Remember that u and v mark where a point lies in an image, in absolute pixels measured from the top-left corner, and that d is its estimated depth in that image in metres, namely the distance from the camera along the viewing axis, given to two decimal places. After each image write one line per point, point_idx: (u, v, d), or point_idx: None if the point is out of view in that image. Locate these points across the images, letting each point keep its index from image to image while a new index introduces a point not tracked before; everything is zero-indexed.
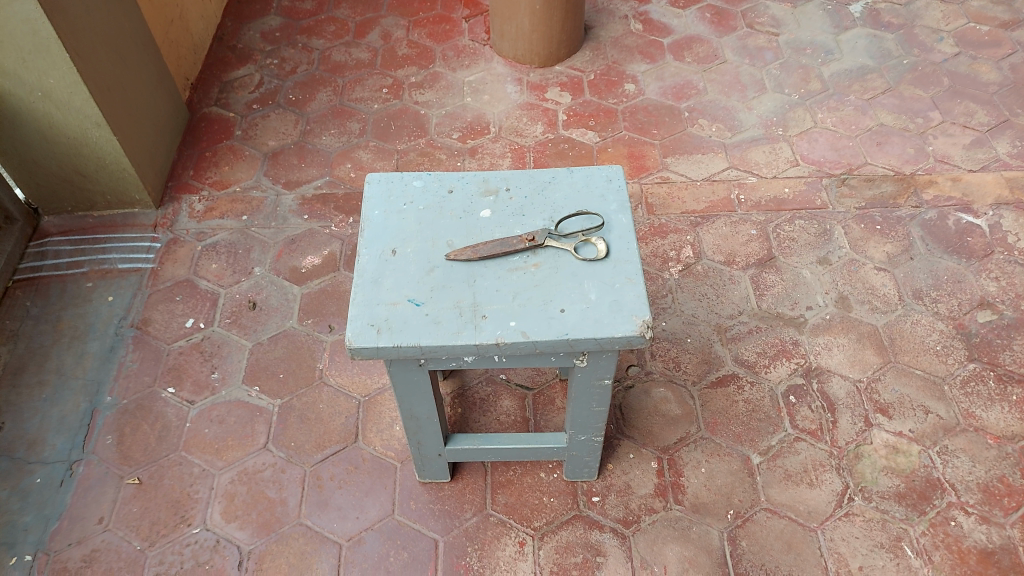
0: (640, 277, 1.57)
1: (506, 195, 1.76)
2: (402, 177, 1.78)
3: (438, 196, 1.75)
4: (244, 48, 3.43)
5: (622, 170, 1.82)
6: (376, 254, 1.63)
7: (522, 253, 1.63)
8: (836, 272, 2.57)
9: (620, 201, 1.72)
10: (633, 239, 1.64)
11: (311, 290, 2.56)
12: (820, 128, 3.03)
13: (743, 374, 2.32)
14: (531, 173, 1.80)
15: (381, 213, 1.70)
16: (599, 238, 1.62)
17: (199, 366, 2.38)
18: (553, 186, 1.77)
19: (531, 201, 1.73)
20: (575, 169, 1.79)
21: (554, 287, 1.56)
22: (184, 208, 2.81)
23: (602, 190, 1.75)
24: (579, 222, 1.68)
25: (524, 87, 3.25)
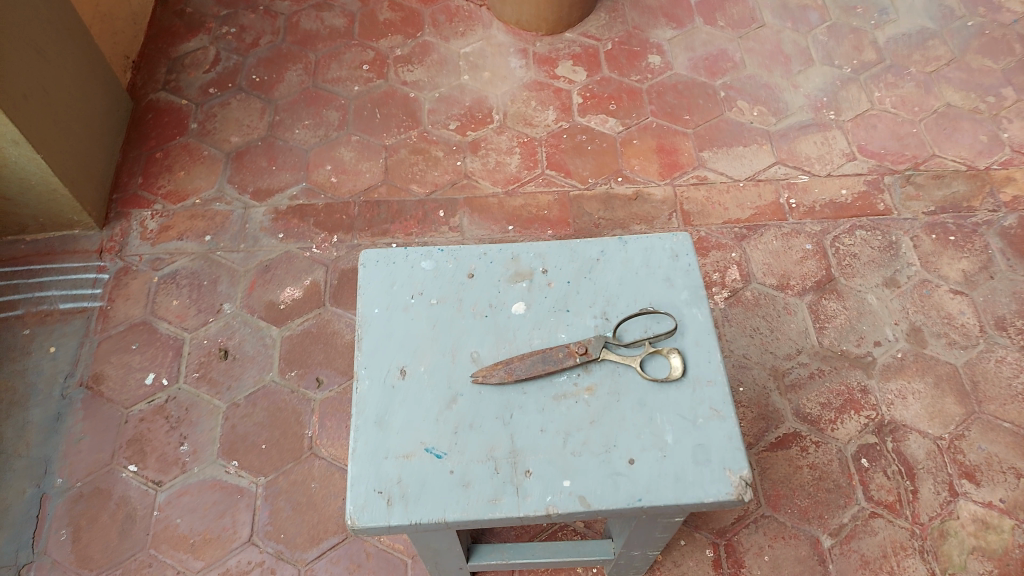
0: (728, 408, 1.21)
1: (542, 277, 1.35)
2: (405, 255, 1.37)
3: (454, 282, 1.34)
4: (193, 14, 2.88)
5: (690, 237, 1.42)
6: (379, 376, 1.23)
7: (571, 371, 1.24)
8: (905, 296, 2.22)
9: (691, 286, 1.34)
10: (715, 347, 1.27)
11: (294, 332, 2.15)
12: (877, 110, 2.63)
13: (807, 432, 1.99)
14: (572, 244, 1.40)
15: (382, 312, 1.30)
16: (672, 351, 1.25)
17: (164, 436, 1.98)
18: (603, 264, 1.37)
19: (576, 288, 1.34)
20: (628, 239, 1.40)
21: (617, 425, 1.19)
22: (134, 227, 2.36)
23: (666, 269, 1.36)
24: (642, 321, 1.30)
25: (530, 61, 2.77)
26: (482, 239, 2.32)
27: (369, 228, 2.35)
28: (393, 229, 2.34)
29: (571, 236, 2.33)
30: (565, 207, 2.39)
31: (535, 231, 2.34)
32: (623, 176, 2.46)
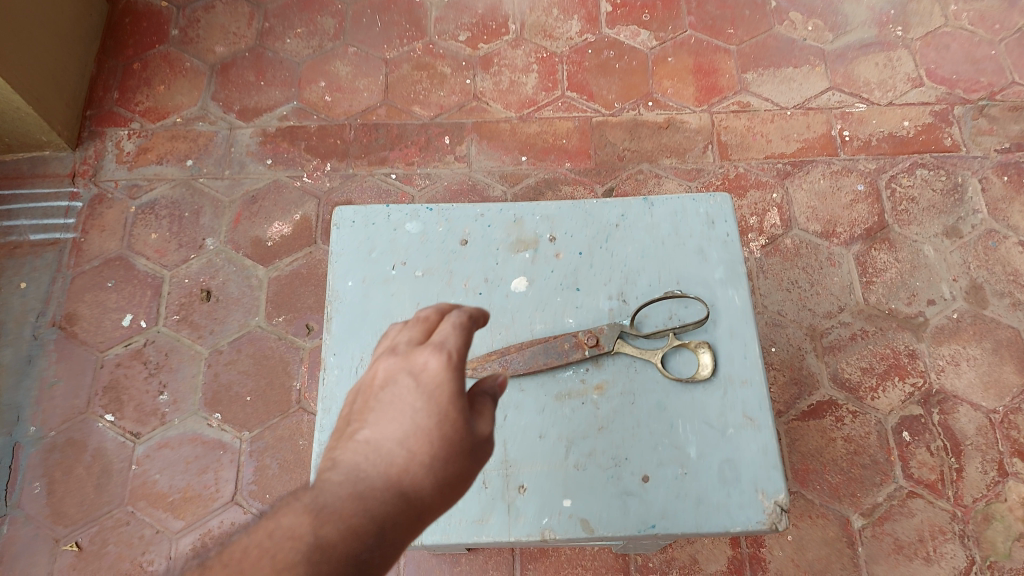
0: (765, 415, 1.03)
1: (548, 245, 1.18)
2: (387, 215, 1.21)
3: (444, 251, 1.17)
4: None
5: (730, 199, 1.21)
6: (350, 365, 1.08)
7: (578, 365, 1.07)
8: (967, 249, 1.97)
9: (727, 262, 1.15)
10: (753, 339, 1.08)
11: (282, 273, 1.97)
12: (952, 27, 2.28)
13: (844, 401, 1.79)
14: (587, 206, 1.21)
15: (357, 285, 1.14)
16: (702, 345, 1.07)
17: (142, 383, 1.86)
18: (622, 232, 1.18)
19: (588, 261, 1.16)
20: (655, 201, 1.20)
21: (629, 434, 1.03)
22: (110, 148, 2.15)
23: (699, 238, 1.17)
24: (666, 304, 1.12)
25: None
26: (491, 171, 2.09)
27: (366, 155, 2.12)
28: (392, 157, 2.12)
29: (591, 170, 2.09)
30: (585, 135, 2.14)
31: (550, 163, 2.10)
32: (653, 100, 2.18)
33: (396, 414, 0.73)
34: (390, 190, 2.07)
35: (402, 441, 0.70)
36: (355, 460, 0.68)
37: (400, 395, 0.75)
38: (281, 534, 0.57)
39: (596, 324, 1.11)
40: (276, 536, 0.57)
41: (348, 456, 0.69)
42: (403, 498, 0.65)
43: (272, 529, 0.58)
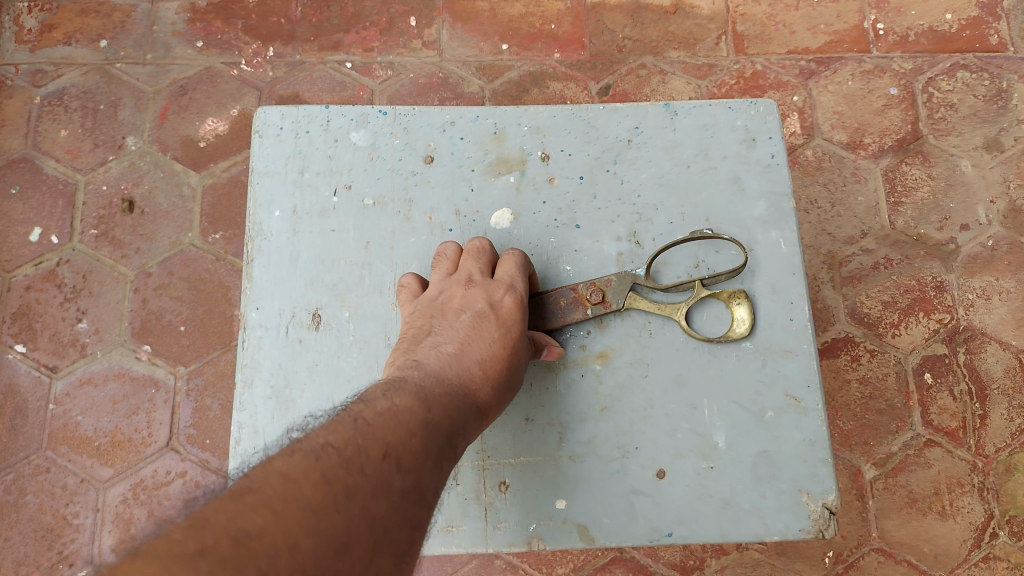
0: (812, 396, 0.86)
1: (537, 168, 0.97)
2: (324, 123, 0.98)
3: (399, 174, 0.96)
4: None
5: (776, 108, 1.00)
6: (277, 323, 0.90)
7: (579, 329, 0.89)
8: (1010, 165, 1.72)
9: (770, 194, 0.94)
10: (799, 298, 0.89)
11: (219, 181, 1.68)
12: None
13: (862, 338, 1.59)
14: (590, 116, 0.99)
15: (285, 217, 0.94)
16: (738, 297, 0.88)
17: (58, 310, 1.59)
18: (635, 151, 0.98)
19: (591, 190, 0.96)
20: (678, 111, 0.99)
21: (639, 420, 0.86)
22: (7, 25, 1.78)
23: (733, 163, 0.96)
24: (690, 248, 0.92)
25: None
26: (466, 62, 1.77)
27: (315, 38, 1.78)
28: (348, 41, 1.78)
29: (584, 63, 1.78)
30: (579, 19, 1.81)
31: (536, 53, 1.78)
32: None
33: (474, 340, 0.82)
34: (346, 82, 1.75)
35: (479, 364, 0.81)
36: (439, 369, 0.79)
37: (478, 323, 0.83)
38: (402, 412, 0.70)
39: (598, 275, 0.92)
40: (397, 413, 0.70)
41: (431, 364, 0.80)
42: (476, 409, 0.78)
43: (394, 407, 0.71)
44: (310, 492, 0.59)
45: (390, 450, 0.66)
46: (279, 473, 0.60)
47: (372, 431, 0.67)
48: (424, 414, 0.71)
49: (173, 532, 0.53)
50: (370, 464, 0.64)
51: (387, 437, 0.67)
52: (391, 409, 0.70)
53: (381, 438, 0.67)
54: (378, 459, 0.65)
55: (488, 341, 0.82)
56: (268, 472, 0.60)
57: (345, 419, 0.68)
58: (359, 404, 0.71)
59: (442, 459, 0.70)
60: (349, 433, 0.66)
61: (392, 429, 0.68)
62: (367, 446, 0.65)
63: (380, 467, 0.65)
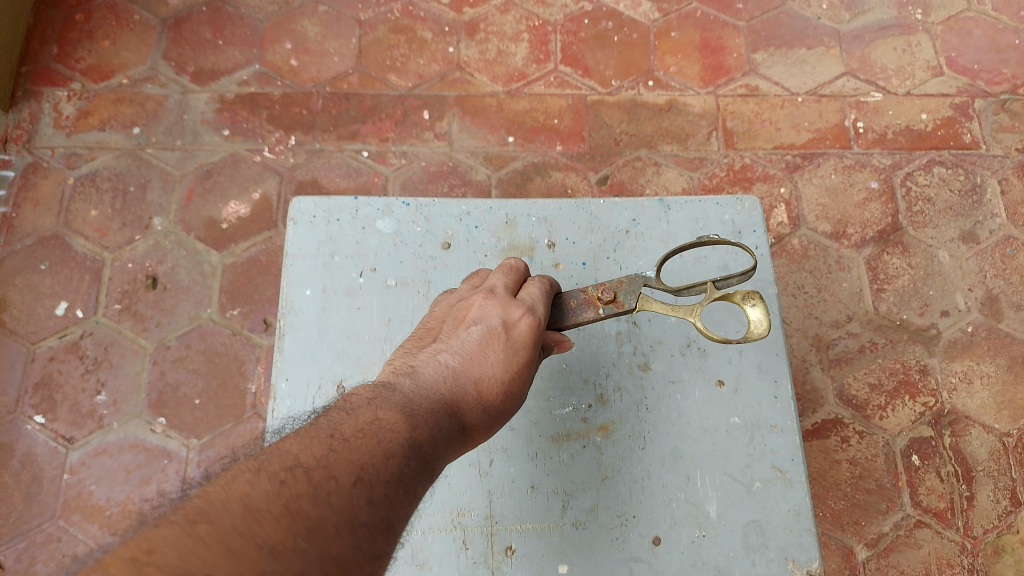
0: (797, 467, 0.92)
1: (544, 255, 1.07)
2: (353, 211, 1.08)
3: (420, 258, 1.05)
4: None
5: (760, 204, 1.10)
6: (305, 394, 0.96)
7: (582, 402, 0.97)
8: (984, 256, 1.83)
9: (755, 281, 1.03)
10: (783, 377, 0.97)
11: (238, 260, 1.78)
12: (975, 12, 2.11)
13: (850, 419, 1.66)
14: (593, 208, 1.09)
15: (315, 296, 1.02)
16: (750, 298, 0.86)
17: (78, 381, 1.66)
18: (633, 240, 1.07)
19: (593, 275, 1.05)
20: (672, 204, 1.09)
21: (636, 488, 0.92)
22: (47, 111, 1.92)
23: (723, 253, 1.06)
24: (683, 328, 1.00)
25: None
26: (474, 152, 1.90)
27: (334, 128, 1.91)
28: (364, 131, 1.91)
29: (584, 155, 1.91)
30: (579, 115, 1.95)
31: (540, 145, 1.91)
32: (654, 80, 1.99)
33: (480, 356, 0.81)
34: (361, 169, 1.87)
35: (477, 383, 0.79)
36: (434, 382, 0.77)
37: (486, 340, 0.82)
38: (383, 427, 0.67)
39: (598, 353, 1.00)
40: (378, 427, 0.67)
41: (428, 373, 0.78)
42: (463, 430, 0.76)
43: (377, 420, 0.68)
44: (266, 529, 0.57)
45: (361, 472, 0.63)
46: (240, 502, 0.58)
47: (345, 453, 0.64)
48: (406, 433, 0.68)
49: (112, 564, 0.52)
50: (337, 493, 0.61)
51: (361, 456, 0.64)
52: (372, 425, 0.67)
53: (353, 458, 0.63)
54: (346, 485, 0.61)
55: (493, 362, 0.81)
56: (228, 497, 0.58)
57: (322, 437, 0.65)
58: (341, 417, 0.68)
59: (416, 485, 0.66)
60: (319, 454, 0.63)
61: (368, 449, 0.64)
62: (339, 471, 0.62)
63: (347, 494, 0.61)
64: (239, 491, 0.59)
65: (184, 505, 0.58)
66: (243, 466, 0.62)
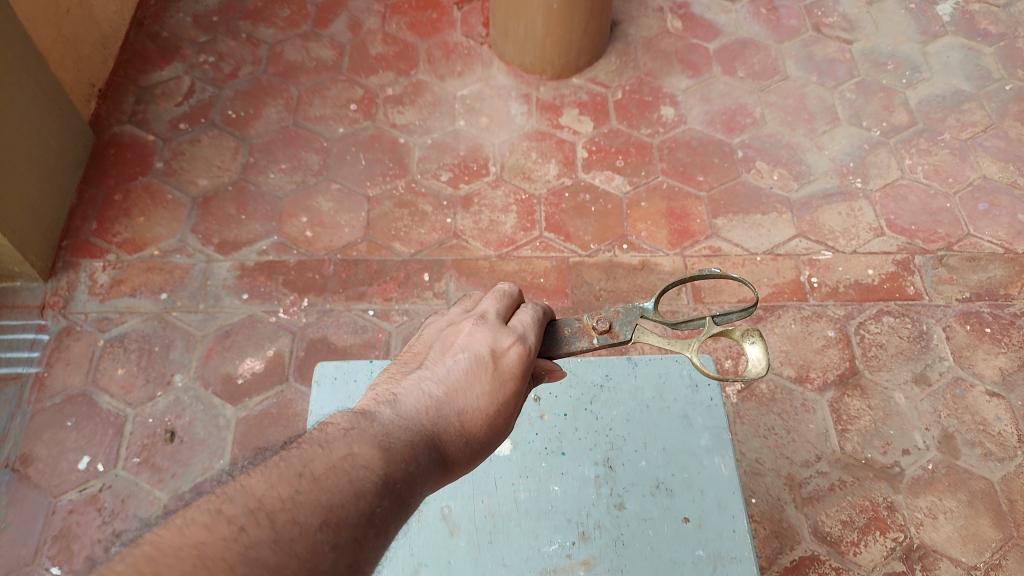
0: None
1: (533, 407, 1.26)
2: (368, 372, 1.26)
3: None
4: (168, 39, 2.70)
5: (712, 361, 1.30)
6: None
7: (566, 538, 1.11)
8: (937, 397, 1.99)
9: (712, 428, 1.20)
10: (740, 513, 1.10)
11: (251, 412, 1.93)
12: (908, 179, 2.40)
13: (826, 555, 1.76)
14: (572, 366, 1.30)
15: None
16: (750, 335, 0.91)
17: (95, 532, 1.75)
18: (606, 393, 1.27)
19: (574, 423, 1.23)
20: (638, 361, 1.30)
21: None
22: (83, 280, 2.13)
23: (684, 403, 1.24)
24: (653, 471, 1.17)
25: (533, 107, 2.55)
26: None
27: (344, 290, 2.13)
28: (370, 292, 2.13)
29: (568, 310, 2.11)
30: (562, 275, 2.18)
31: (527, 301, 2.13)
32: (628, 243, 2.25)
33: (468, 387, 0.87)
34: (367, 326, 2.07)
35: (460, 415, 0.85)
36: (416, 412, 0.82)
37: (474, 369, 0.88)
38: (357, 463, 0.70)
39: (579, 494, 1.15)
40: (352, 464, 0.70)
41: (410, 402, 0.82)
42: (442, 459, 0.81)
43: (351, 456, 0.71)
44: None
45: (329, 516, 0.65)
46: (195, 549, 0.59)
47: (316, 491, 0.66)
48: (385, 469, 0.71)
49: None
50: (301, 538, 0.63)
51: (331, 497, 0.66)
52: (345, 461, 0.70)
53: (323, 500, 0.66)
54: (313, 529, 0.64)
55: (479, 391, 0.87)
56: (183, 544, 0.59)
57: (293, 474, 0.67)
58: (316, 450, 0.71)
59: (390, 519, 0.70)
60: (286, 495, 0.65)
61: (341, 490, 0.67)
62: (305, 514, 0.64)
63: (312, 539, 0.63)
64: (196, 538, 0.60)
65: (133, 550, 0.59)
66: (203, 507, 0.63)
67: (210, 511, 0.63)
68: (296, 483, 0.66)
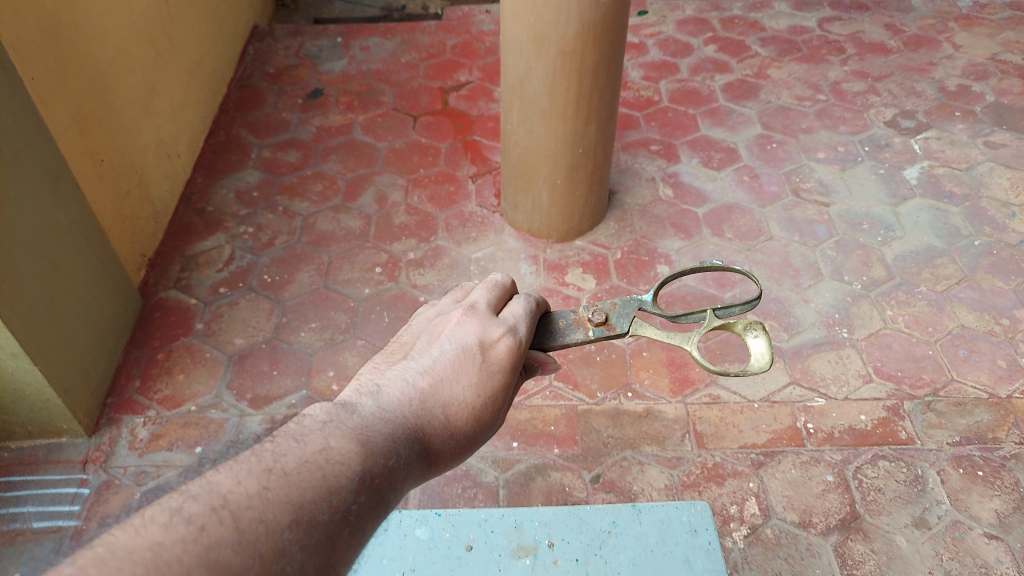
0: None
1: (545, 550, 1.62)
2: (399, 523, 1.68)
3: (454, 554, 1.62)
4: (213, 213, 3.01)
5: (706, 508, 1.67)
6: None
7: None
8: (937, 539, 2.06)
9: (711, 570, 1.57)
10: None
11: None
12: (891, 329, 2.58)
13: None
14: (581, 513, 1.67)
15: None
16: (752, 329, 1.14)
17: None
18: (613, 537, 1.63)
19: (583, 567, 1.59)
20: (641, 510, 1.66)
21: None
22: (124, 435, 2.29)
23: (684, 548, 1.61)
24: None
25: (541, 267, 2.81)
26: (484, 456, 2.24)
27: None
28: None
29: (578, 456, 2.24)
30: (572, 422, 2.32)
31: (540, 449, 2.25)
32: (632, 390, 2.40)
33: (459, 376, 1.05)
34: None
35: (445, 409, 1.03)
36: (398, 406, 1.00)
37: (461, 361, 1.07)
38: (334, 458, 0.87)
39: None
40: (327, 458, 0.86)
41: (391, 396, 1.01)
42: (422, 445, 0.99)
43: (327, 450, 0.87)
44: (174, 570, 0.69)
45: (300, 515, 0.79)
46: (151, 551, 0.70)
47: (289, 489, 0.81)
48: (362, 460, 0.88)
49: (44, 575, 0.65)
50: (264, 536, 0.76)
51: (301, 494, 0.81)
52: (318, 456, 0.86)
53: (292, 495, 0.81)
54: (281, 526, 0.77)
55: (468, 381, 1.05)
56: (140, 545, 0.70)
57: (263, 469, 0.82)
58: (295, 445, 0.87)
59: (369, 505, 0.87)
60: (253, 491, 0.79)
61: (313, 485, 0.82)
62: (271, 514, 0.78)
63: (280, 536, 0.77)
64: (153, 539, 0.71)
65: (86, 553, 0.69)
66: (162, 509, 0.75)
67: (168, 511, 0.75)
68: (263, 481, 0.80)
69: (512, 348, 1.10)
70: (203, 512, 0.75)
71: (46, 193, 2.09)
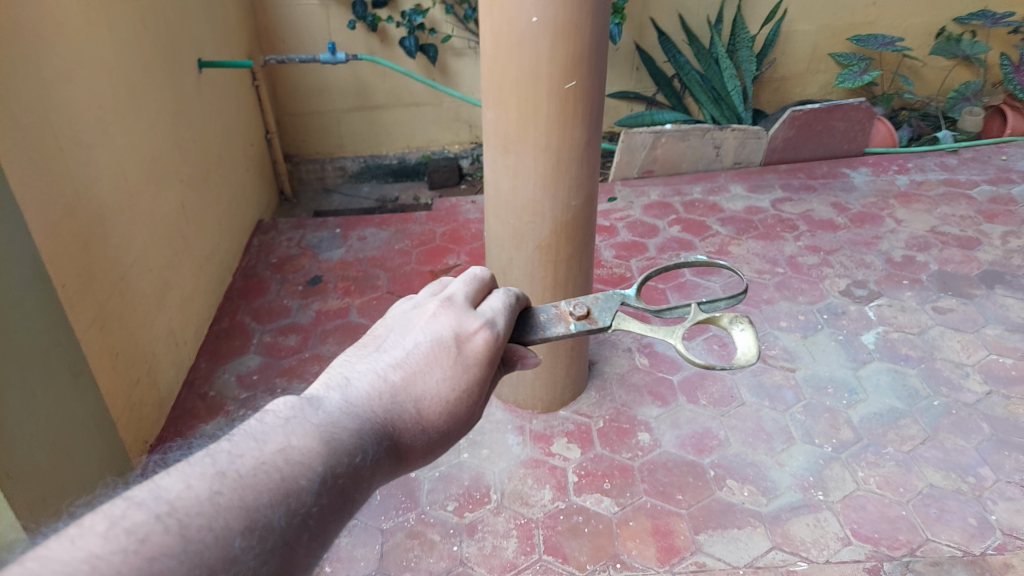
0: None
1: None
2: None
3: None
4: (215, 396, 3.18)
5: None
6: None
7: None
8: None
9: None
10: None
11: None
12: (863, 490, 2.70)
13: None
14: None
15: None
16: (739, 322, 1.32)
17: None
18: None
19: None
20: None
21: None
22: None
23: None
24: None
25: (527, 438, 2.95)
26: None
27: None
28: None
29: None
30: None
31: None
32: (621, 562, 2.46)
33: (438, 367, 1.18)
34: None
35: (418, 403, 1.15)
36: (367, 401, 1.09)
37: (440, 352, 1.20)
38: (291, 459, 0.93)
39: None
40: (286, 459, 0.93)
41: (360, 390, 1.10)
42: (392, 435, 1.10)
43: (287, 449, 0.94)
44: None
45: (253, 523, 0.85)
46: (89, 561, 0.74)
47: (247, 495, 0.87)
48: (327, 459, 0.96)
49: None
50: (212, 543, 0.81)
51: (257, 497, 0.87)
52: (275, 459, 0.92)
53: (245, 499, 0.86)
54: (235, 532, 0.83)
55: (444, 371, 1.18)
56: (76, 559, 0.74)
57: (214, 472, 0.87)
58: (254, 447, 0.93)
59: (334, 497, 0.96)
60: (205, 496, 0.84)
61: (270, 488, 0.89)
62: (220, 522, 0.83)
63: (231, 544, 0.82)
64: (89, 551, 0.75)
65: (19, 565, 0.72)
66: (102, 518, 0.79)
67: (108, 521, 0.78)
68: (214, 486, 0.86)
69: (486, 340, 1.25)
70: (145, 522, 0.79)
71: (65, 385, 2.27)
